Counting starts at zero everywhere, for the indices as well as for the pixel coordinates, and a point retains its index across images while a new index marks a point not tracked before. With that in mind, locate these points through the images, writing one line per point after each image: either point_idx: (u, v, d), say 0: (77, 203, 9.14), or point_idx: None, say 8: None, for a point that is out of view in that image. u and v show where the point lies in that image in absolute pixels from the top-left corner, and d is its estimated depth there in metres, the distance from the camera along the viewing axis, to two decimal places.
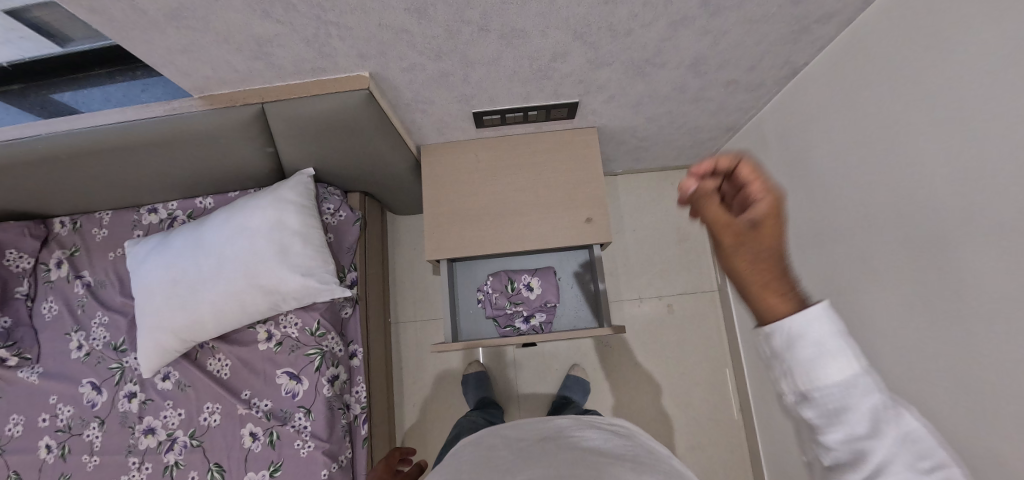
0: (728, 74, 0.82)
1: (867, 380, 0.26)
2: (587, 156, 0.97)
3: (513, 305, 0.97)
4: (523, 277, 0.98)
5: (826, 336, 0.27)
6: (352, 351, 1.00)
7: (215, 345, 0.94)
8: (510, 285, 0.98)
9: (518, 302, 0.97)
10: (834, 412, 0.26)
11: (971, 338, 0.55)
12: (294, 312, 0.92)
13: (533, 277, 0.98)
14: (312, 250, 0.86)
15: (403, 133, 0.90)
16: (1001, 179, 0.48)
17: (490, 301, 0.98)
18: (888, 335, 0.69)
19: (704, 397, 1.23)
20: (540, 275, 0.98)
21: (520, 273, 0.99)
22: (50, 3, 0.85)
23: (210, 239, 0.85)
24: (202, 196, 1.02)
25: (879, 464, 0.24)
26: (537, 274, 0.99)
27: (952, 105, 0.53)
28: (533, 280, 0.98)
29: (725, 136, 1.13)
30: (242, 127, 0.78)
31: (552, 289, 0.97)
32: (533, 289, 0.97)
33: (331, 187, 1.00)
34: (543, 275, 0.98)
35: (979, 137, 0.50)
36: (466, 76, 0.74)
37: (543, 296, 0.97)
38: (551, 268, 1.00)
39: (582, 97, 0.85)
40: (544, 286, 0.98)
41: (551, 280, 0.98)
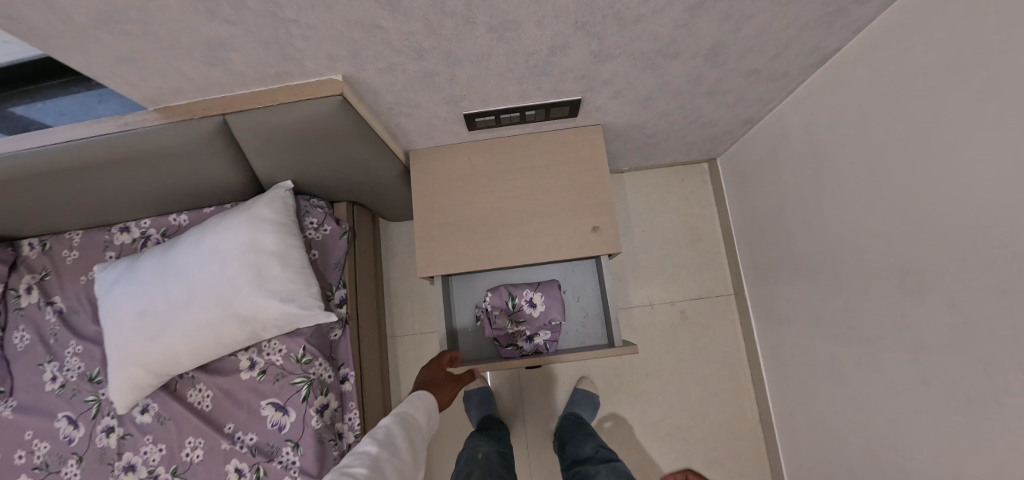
0: (747, 63, 0.73)
1: None
2: (592, 158, 0.88)
3: (512, 324, 0.89)
4: (524, 293, 0.90)
5: None
6: (343, 375, 0.93)
7: (195, 375, 0.87)
8: (510, 301, 0.90)
9: (518, 321, 0.89)
10: None
11: None
12: (277, 338, 0.86)
13: (535, 293, 0.90)
14: (292, 273, 0.78)
15: (388, 139, 0.81)
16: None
17: (488, 320, 0.90)
18: (933, 360, 0.61)
19: (721, 408, 1.16)
20: (542, 290, 0.90)
21: (520, 288, 0.91)
22: None
23: (179, 264, 0.77)
24: (176, 213, 0.94)
25: None
26: (540, 289, 0.91)
27: None
28: (535, 295, 0.90)
29: (741, 129, 1.03)
30: (204, 140, 0.69)
31: (556, 306, 0.89)
32: (535, 306, 0.89)
33: (314, 199, 0.92)
34: (545, 290, 0.90)
35: None
36: (454, 76, 0.66)
37: (546, 314, 0.89)
38: (554, 282, 0.92)
39: (585, 94, 0.76)
40: (547, 302, 0.89)
41: (554, 295, 0.90)
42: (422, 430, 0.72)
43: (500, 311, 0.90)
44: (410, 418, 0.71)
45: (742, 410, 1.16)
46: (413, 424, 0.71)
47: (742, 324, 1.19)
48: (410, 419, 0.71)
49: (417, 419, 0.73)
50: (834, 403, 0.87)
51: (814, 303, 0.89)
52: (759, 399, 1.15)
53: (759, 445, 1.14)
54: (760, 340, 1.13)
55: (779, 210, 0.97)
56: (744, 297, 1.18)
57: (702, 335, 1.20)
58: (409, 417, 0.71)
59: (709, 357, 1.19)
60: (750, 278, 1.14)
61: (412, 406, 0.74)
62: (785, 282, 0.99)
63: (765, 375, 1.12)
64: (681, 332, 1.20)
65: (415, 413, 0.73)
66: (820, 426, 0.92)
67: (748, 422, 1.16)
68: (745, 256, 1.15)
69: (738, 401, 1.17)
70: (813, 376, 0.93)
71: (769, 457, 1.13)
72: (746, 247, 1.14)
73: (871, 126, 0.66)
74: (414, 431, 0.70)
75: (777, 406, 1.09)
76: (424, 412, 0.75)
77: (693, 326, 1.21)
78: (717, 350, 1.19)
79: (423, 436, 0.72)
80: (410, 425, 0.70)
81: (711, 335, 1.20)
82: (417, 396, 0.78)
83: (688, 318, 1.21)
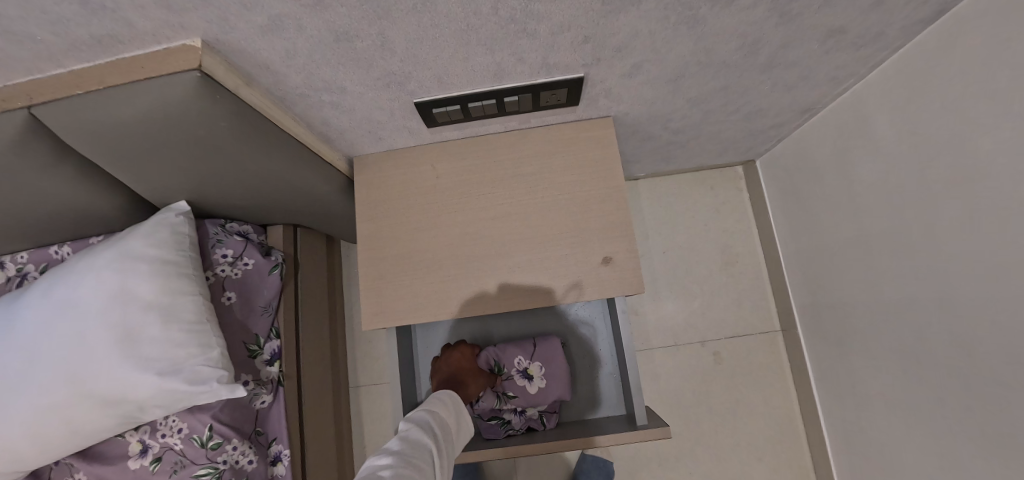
0: (832, 17, 0.49)
1: None
2: (600, 162, 0.64)
3: (501, 401, 0.70)
4: (515, 361, 0.73)
5: None
6: (275, 454, 0.70)
7: (71, 463, 0.65)
8: (496, 368, 0.73)
9: (507, 397, 0.71)
10: None
11: None
12: (177, 414, 0.63)
13: (529, 360, 0.73)
14: (179, 332, 0.56)
15: (315, 141, 0.58)
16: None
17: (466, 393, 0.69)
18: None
19: (767, 476, 0.92)
20: (536, 355, 0.74)
21: (511, 352, 0.74)
22: None
23: (20, 322, 0.55)
24: (57, 243, 0.72)
25: None
26: (533, 354, 0.74)
27: None
28: (529, 362, 0.73)
29: (795, 121, 0.79)
30: (19, 148, 0.46)
31: (559, 378, 0.73)
32: (530, 378, 0.72)
33: (231, 223, 0.70)
34: (540, 356, 0.74)
35: None
36: (383, 40, 0.42)
37: (544, 389, 0.72)
38: (555, 344, 0.75)
39: (589, 70, 0.53)
40: (544, 372, 0.73)
41: (552, 362, 0.74)
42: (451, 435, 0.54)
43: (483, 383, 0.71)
44: (438, 419, 0.53)
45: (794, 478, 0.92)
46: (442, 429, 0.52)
47: (792, 367, 0.94)
48: (437, 420, 0.53)
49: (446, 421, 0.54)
50: None
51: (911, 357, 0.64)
52: (817, 464, 0.90)
53: None
54: (818, 391, 0.88)
55: (851, 227, 0.72)
56: (795, 334, 0.93)
57: (742, 382, 0.95)
58: (436, 417, 0.53)
59: (751, 409, 0.94)
60: (802, 311, 0.90)
61: (437, 405, 0.56)
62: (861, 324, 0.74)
63: (826, 436, 0.87)
64: (715, 378, 0.96)
65: (441, 414, 0.54)
66: None
67: None
68: (797, 282, 0.91)
69: (788, 465, 0.92)
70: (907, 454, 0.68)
71: None
72: (797, 271, 0.90)
73: None
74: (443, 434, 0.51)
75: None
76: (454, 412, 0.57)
77: (729, 370, 0.96)
78: (761, 401, 0.95)
79: (453, 445, 0.53)
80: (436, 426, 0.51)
81: (752, 382, 0.95)
82: (440, 393, 0.60)
83: (722, 360, 0.97)
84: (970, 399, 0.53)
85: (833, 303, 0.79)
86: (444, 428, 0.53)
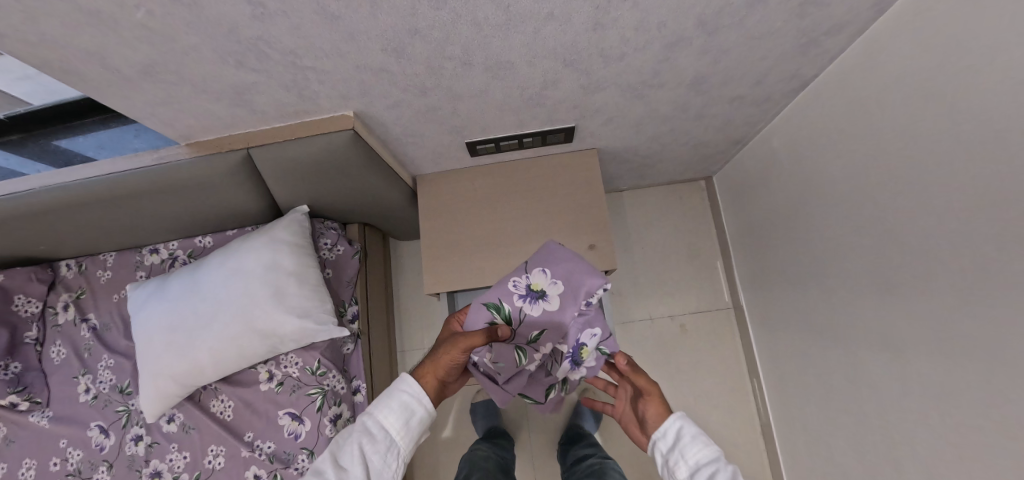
0: (729, 91, 0.78)
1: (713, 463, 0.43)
2: (587, 180, 0.94)
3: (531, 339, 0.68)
4: (511, 295, 0.69)
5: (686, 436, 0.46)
6: (355, 387, 0.97)
7: (218, 386, 0.93)
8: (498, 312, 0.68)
9: (534, 332, 0.68)
10: None
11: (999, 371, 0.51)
12: (295, 351, 0.92)
13: (526, 278, 0.70)
14: (308, 291, 0.85)
15: (396, 166, 0.88)
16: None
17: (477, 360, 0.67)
18: (902, 359, 0.66)
19: (722, 420, 1.19)
20: (529, 268, 0.71)
21: (510, 285, 0.69)
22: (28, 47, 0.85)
23: (205, 284, 0.84)
24: (201, 235, 1.02)
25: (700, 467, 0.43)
26: (525, 269, 0.71)
27: (965, 124, 0.49)
28: (537, 282, 0.69)
29: (733, 148, 1.08)
30: (230, 172, 0.77)
31: (569, 277, 0.69)
32: (541, 295, 0.69)
33: (328, 221, 0.99)
34: (534, 266, 0.70)
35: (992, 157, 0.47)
36: (455, 109, 0.72)
37: (569, 296, 0.68)
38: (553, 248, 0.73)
39: (578, 121, 0.82)
40: (553, 280, 0.69)
41: (554, 262, 0.70)
42: (400, 453, 0.47)
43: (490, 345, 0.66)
44: (376, 432, 0.46)
45: (743, 421, 1.18)
46: (388, 444, 0.46)
47: (742, 337, 1.22)
48: (373, 431, 0.46)
49: (397, 439, 0.47)
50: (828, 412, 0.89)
51: (805, 316, 0.92)
52: (760, 411, 1.17)
53: (761, 457, 1.16)
54: (758, 352, 1.15)
55: (771, 226, 1.01)
56: (742, 310, 1.21)
57: (702, 347, 1.23)
58: (387, 432, 0.47)
59: (710, 369, 1.22)
60: (746, 291, 1.18)
61: (399, 411, 0.48)
62: (781, 298, 1.02)
63: (764, 386, 1.14)
64: (682, 344, 1.23)
65: (382, 420, 0.47)
66: (814, 435, 0.94)
67: (750, 433, 1.17)
68: (742, 269, 1.19)
69: (738, 413, 1.19)
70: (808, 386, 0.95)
71: (772, 469, 1.14)
72: (742, 261, 1.18)
73: (847, 146, 0.70)
74: (387, 457, 0.45)
75: (776, 416, 1.11)
76: (404, 412, 0.49)
77: (693, 340, 1.24)
78: (717, 361, 1.22)
79: (405, 446, 0.47)
80: (379, 448, 0.45)
81: (711, 347, 1.23)
82: (410, 391, 0.51)
83: (687, 330, 1.24)
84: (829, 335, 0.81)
85: (764, 282, 1.08)
86: (392, 445, 0.47)
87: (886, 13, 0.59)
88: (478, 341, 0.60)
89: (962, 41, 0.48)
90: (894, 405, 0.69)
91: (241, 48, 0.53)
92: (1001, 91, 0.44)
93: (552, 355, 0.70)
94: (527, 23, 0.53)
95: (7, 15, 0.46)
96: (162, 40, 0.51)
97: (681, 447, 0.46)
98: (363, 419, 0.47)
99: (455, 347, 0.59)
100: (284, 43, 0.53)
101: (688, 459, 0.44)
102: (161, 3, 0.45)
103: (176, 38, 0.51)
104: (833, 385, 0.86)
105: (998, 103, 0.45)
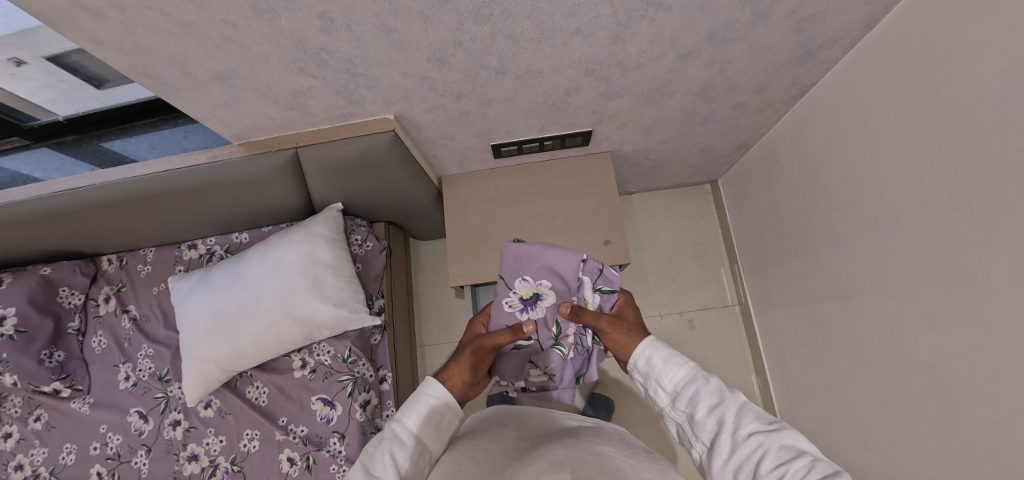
0: (735, 98, 0.85)
1: (688, 381, 0.48)
2: (601, 180, 1.00)
3: (551, 332, 0.69)
4: (510, 313, 0.69)
5: (657, 358, 0.51)
6: (382, 375, 1.03)
7: (254, 373, 0.99)
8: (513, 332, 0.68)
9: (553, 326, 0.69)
10: (690, 398, 0.47)
11: (986, 344, 0.56)
12: (327, 340, 0.98)
13: (514, 293, 0.70)
14: (342, 282, 0.93)
15: (425, 166, 0.95)
16: (1008, 182, 0.49)
17: (512, 372, 0.69)
18: (900, 343, 0.71)
19: None
20: (511, 282, 0.71)
21: (501, 303, 0.70)
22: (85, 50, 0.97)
23: (249, 275, 0.93)
24: (238, 231, 1.08)
25: (675, 389, 0.49)
26: (508, 284, 0.71)
27: (948, 124, 0.55)
28: (525, 286, 0.70)
29: (737, 153, 1.15)
30: (278, 169, 0.86)
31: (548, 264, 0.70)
32: (536, 298, 0.69)
33: (358, 219, 1.06)
34: (515, 279, 0.71)
35: (974, 153, 0.53)
36: (485, 113, 0.79)
37: (560, 280, 0.69)
38: (519, 245, 0.72)
39: (595, 125, 0.89)
40: (539, 280, 0.70)
41: (531, 265, 0.71)
42: (429, 456, 0.48)
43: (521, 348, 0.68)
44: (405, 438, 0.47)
45: None
46: (419, 448, 0.47)
47: (748, 333, 1.27)
48: (403, 437, 0.47)
49: (426, 442, 0.48)
50: (831, 398, 0.94)
51: (808, 307, 0.98)
52: (766, 404, 1.22)
53: None
54: (764, 346, 1.21)
55: (774, 225, 1.07)
56: (748, 307, 1.26)
57: (709, 342, 1.29)
58: (417, 437, 0.48)
59: (717, 364, 1.27)
60: (751, 288, 1.23)
61: (426, 413, 0.50)
62: (784, 292, 1.07)
63: (770, 379, 1.19)
64: (690, 340, 1.29)
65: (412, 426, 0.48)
66: (818, 423, 0.99)
67: None
68: (747, 267, 1.25)
69: None
70: (813, 375, 1.00)
71: None
72: (747, 259, 1.24)
73: (843, 147, 0.77)
74: (418, 461, 0.46)
75: (782, 407, 1.15)
76: (429, 417, 0.50)
77: (700, 335, 1.29)
78: (724, 356, 1.27)
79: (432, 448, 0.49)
80: (411, 452, 0.46)
81: (718, 342, 1.28)
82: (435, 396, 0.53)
83: (695, 326, 1.30)
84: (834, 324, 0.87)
85: (769, 278, 1.13)
86: (422, 449, 0.47)
87: (877, 27, 0.66)
88: (506, 339, 0.61)
89: (945, 51, 0.54)
90: (893, 385, 0.75)
91: (306, 56, 0.60)
92: (981, 94, 0.50)
93: (580, 335, 0.69)
94: (558, 36, 0.60)
95: (111, 27, 0.53)
96: (238, 49, 0.57)
97: (657, 375, 0.50)
98: (392, 426, 0.47)
99: (484, 346, 0.61)
100: (344, 53, 0.59)
101: (666, 385, 0.49)
102: (246, 17, 0.52)
103: (251, 48, 0.57)
104: (836, 372, 0.91)
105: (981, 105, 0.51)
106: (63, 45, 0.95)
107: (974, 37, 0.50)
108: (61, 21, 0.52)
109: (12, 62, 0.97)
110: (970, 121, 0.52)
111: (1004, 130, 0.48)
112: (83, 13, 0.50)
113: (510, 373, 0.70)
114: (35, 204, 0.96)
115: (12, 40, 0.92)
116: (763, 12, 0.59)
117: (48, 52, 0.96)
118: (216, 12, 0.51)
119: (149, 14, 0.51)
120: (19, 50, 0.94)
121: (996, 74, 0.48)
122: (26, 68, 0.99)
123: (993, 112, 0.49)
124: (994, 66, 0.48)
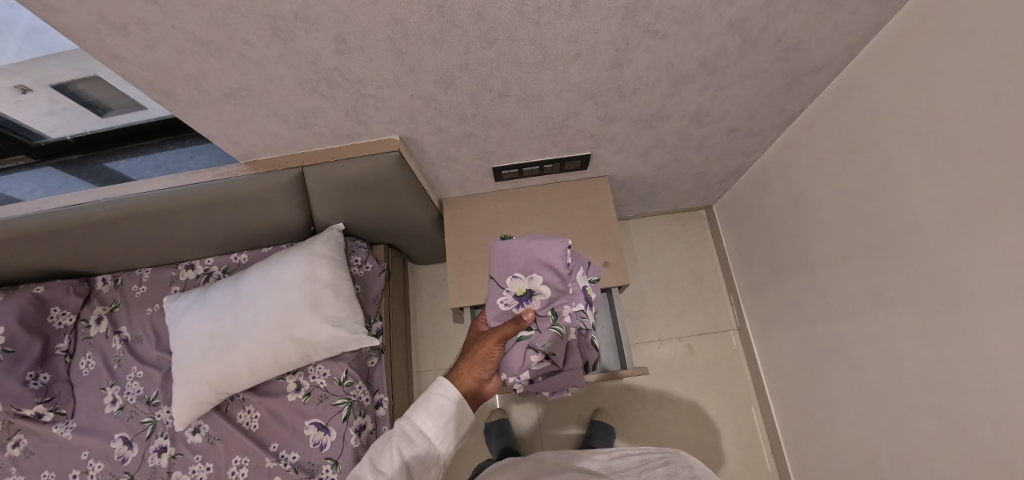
0: (729, 123, 0.88)
1: None
2: (599, 204, 1.02)
3: (550, 319, 0.62)
4: (506, 312, 0.65)
5: None
6: (378, 400, 1.00)
7: (246, 397, 0.96)
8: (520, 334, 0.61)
9: (550, 314, 0.62)
10: None
11: (988, 361, 0.56)
12: (323, 362, 0.96)
13: (507, 292, 0.66)
14: (342, 301, 0.93)
15: (427, 188, 0.97)
16: (1000, 195, 0.51)
17: (518, 363, 0.61)
18: (900, 366, 0.71)
19: (733, 441, 1.20)
20: (503, 282, 0.67)
21: (497, 300, 0.66)
22: (91, 77, 1.00)
23: (248, 295, 0.93)
24: (237, 252, 1.09)
25: None
26: (500, 285, 0.68)
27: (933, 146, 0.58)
28: (520, 283, 0.66)
29: (731, 178, 1.18)
30: (283, 187, 0.87)
31: (536, 261, 0.66)
32: (530, 293, 0.65)
33: (358, 240, 1.07)
34: (506, 278, 0.67)
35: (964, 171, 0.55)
36: (488, 135, 0.81)
37: (552, 274, 0.65)
38: (503, 242, 0.69)
39: (593, 150, 0.92)
40: (531, 275, 0.66)
41: (520, 263, 0.67)
42: (439, 456, 0.48)
43: (524, 339, 0.61)
44: (414, 439, 0.48)
45: (753, 442, 1.20)
46: (426, 448, 0.48)
47: (747, 359, 1.26)
48: (411, 439, 0.48)
49: (435, 444, 0.48)
50: (833, 423, 0.92)
51: (806, 330, 0.98)
52: (768, 434, 1.19)
53: None
54: (765, 371, 1.19)
55: (769, 247, 1.09)
56: (747, 332, 1.26)
57: (710, 369, 1.27)
58: (426, 436, 0.48)
59: (718, 391, 1.25)
60: (750, 313, 1.23)
61: (435, 414, 0.49)
62: (781, 315, 1.08)
63: (772, 407, 1.17)
64: (690, 366, 1.27)
65: (423, 426, 0.49)
66: (824, 449, 0.96)
67: (761, 456, 1.19)
68: (745, 291, 1.25)
69: (746, 434, 1.21)
70: (813, 399, 0.98)
71: None
72: (744, 284, 1.25)
73: (833, 171, 0.79)
74: (424, 460, 0.47)
75: (784, 436, 1.13)
76: (437, 417, 0.49)
77: (701, 361, 1.28)
78: (724, 382, 1.26)
79: (442, 445, 0.48)
80: (418, 453, 0.47)
81: (718, 368, 1.27)
82: (447, 395, 0.51)
83: (695, 352, 1.29)
84: (840, 346, 0.86)
85: (768, 301, 1.13)
86: (430, 449, 0.48)
87: (859, 56, 0.70)
88: (511, 329, 0.60)
89: (927, 75, 0.58)
90: (896, 408, 0.73)
91: (319, 76, 0.62)
92: (969, 112, 0.53)
93: (581, 318, 0.63)
94: (561, 61, 0.63)
95: (133, 43, 0.55)
96: (254, 67, 0.60)
97: None
98: (401, 424, 0.49)
99: (489, 340, 0.61)
100: (355, 74, 0.62)
101: None
102: (264, 37, 0.54)
103: (266, 66, 0.59)
104: (837, 396, 0.89)
105: (968, 123, 0.53)
106: (69, 74, 0.99)
107: (958, 62, 0.53)
108: (86, 37, 0.54)
109: (19, 89, 1.02)
110: (960, 137, 0.54)
111: (998, 145, 0.50)
112: (107, 29, 0.52)
113: (515, 365, 0.61)
114: (35, 220, 0.96)
115: (23, 68, 0.97)
116: (753, 41, 0.63)
117: (54, 80, 1.00)
118: (235, 31, 0.53)
119: (172, 32, 0.53)
120: (26, 78, 0.99)
121: (983, 93, 0.51)
122: (31, 95, 1.03)
123: (984, 128, 0.51)
124: (979, 87, 0.51)
